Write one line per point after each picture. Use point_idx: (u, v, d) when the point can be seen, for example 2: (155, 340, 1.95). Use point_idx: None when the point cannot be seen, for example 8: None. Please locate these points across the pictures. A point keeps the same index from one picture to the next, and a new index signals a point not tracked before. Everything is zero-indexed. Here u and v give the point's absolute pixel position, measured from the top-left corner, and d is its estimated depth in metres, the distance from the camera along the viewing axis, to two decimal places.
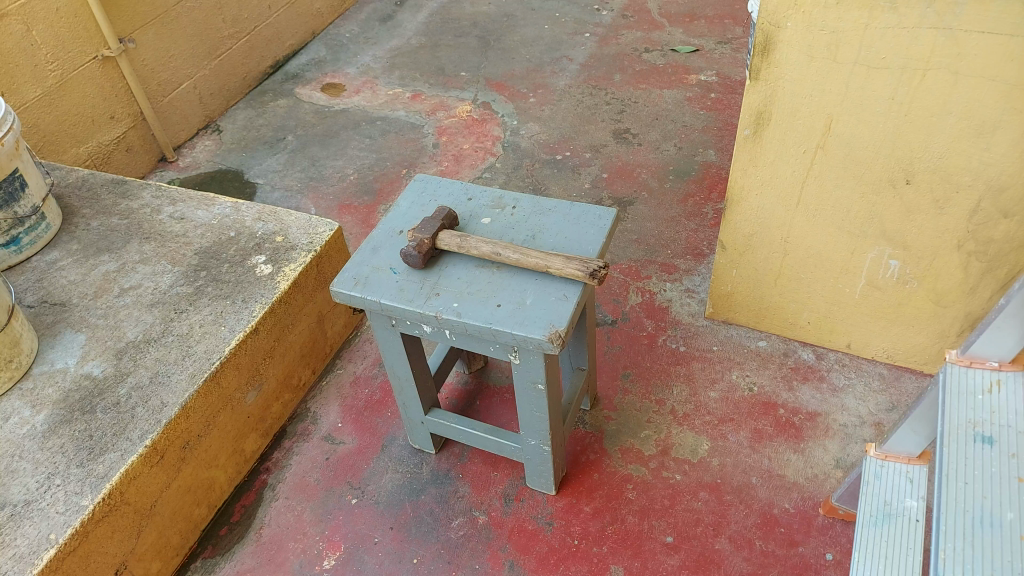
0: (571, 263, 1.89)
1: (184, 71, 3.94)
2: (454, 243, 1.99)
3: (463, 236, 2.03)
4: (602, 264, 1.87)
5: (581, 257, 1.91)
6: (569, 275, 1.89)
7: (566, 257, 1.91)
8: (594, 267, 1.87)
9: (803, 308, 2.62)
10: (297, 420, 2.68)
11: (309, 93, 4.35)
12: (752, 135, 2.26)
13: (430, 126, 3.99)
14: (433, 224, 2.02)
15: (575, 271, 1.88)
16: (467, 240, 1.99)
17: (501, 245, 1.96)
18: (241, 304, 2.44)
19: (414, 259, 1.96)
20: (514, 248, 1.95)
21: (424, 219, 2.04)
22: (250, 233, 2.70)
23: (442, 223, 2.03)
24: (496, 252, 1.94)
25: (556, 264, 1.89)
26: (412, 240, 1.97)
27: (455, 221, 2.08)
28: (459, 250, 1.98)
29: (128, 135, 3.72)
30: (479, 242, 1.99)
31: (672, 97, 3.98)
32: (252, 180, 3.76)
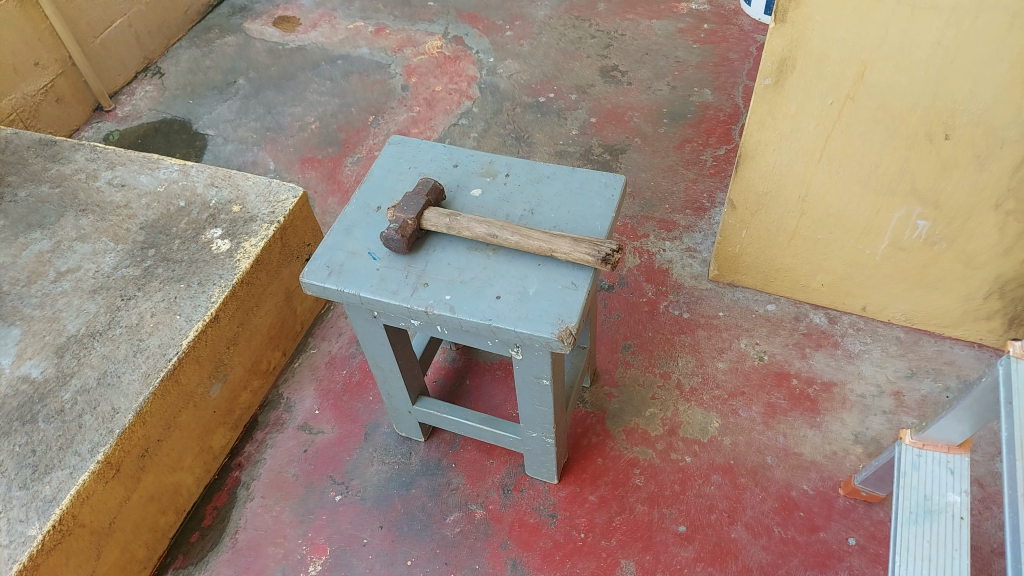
0: (579, 246, 1.64)
1: (116, 8, 3.48)
2: (442, 223, 1.72)
3: (451, 212, 1.76)
4: (617, 246, 1.63)
5: (591, 238, 1.66)
6: (576, 259, 1.65)
7: (573, 239, 1.66)
8: (606, 251, 1.62)
9: (817, 270, 2.41)
10: (268, 408, 2.44)
11: (261, 28, 3.92)
12: (772, 85, 1.99)
13: (398, 65, 3.61)
14: (416, 201, 1.74)
15: (584, 256, 1.64)
16: (457, 221, 1.72)
17: (496, 224, 1.70)
18: (197, 288, 2.15)
19: (396, 244, 1.70)
20: (512, 227, 1.69)
21: (405, 194, 1.76)
22: (202, 203, 2.38)
23: (426, 200, 1.75)
24: (491, 235, 1.69)
25: (563, 247, 1.65)
26: (392, 225, 1.70)
27: (441, 194, 1.80)
28: (448, 232, 1.73)
29: (57, 84, 3.30)
30: (471, 222, 1.72)
31: (662, 29, 3.65)
32: (202, 131, 3.39)
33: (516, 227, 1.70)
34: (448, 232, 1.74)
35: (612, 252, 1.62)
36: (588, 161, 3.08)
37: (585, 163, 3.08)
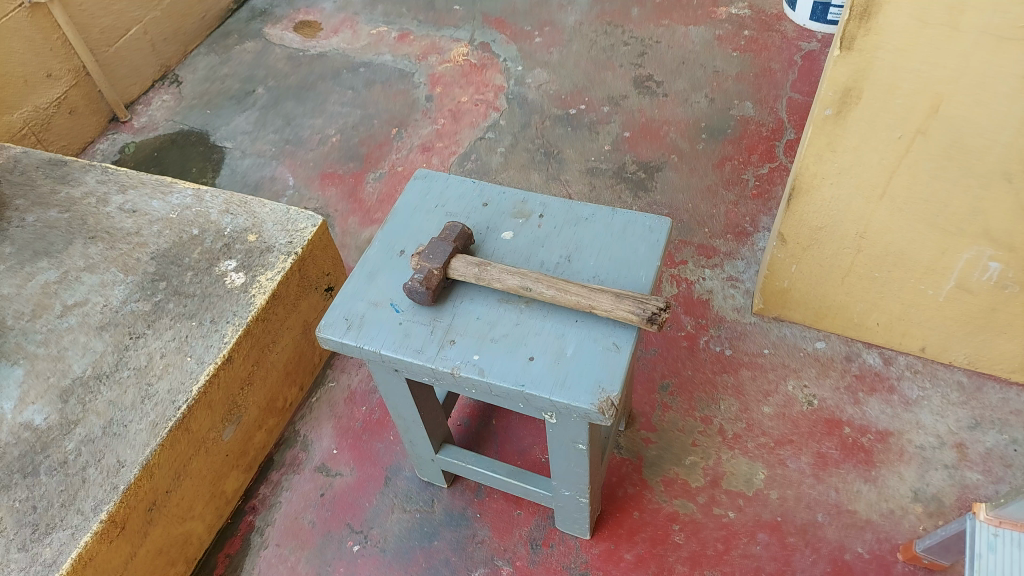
0: (622, 302, 1.49)
1: (130, 14, 3.36)
2: (471, 273, 1.58)
3: (480, 260, 1.62)
4: (664, 304, 1.47)
5: (634, 293, 1.51)
6: (618, 317, 1.49)
7: (615, 294, 1.50)
8: (652, 310, 1.46)
9: (872, 309, 2.24)
10: (285, 446, 2.31)
11: (280, 34, 3.78)
12: (834, 116, 1.81)
13: (422, 74, 3.46)
14: (443, 247, 1.60)
15: (627, 314, 1.48)
16: (487, 270, 1.58)
17: (530, 275, 1.55)
18: (209, 326, 2.02)
19: (421, 296, 1.56)
20: (547, 279, 1.54)
21: (431, 239, 1.62)
22: (217, 231, 2.25)
23: (453, 246, 1.61)
24: (524, 288, 1.54)
25: (603, 304, 1.49)
26: (415, 274, 1.56)
27: (469, 238, 1.66)
28: (477, 282, 1.58)
29: (69, 95, 3.19)
30: (502, 272, 1.58)
31: (699, 37, 3.46)
32: (219, 144, 3.27)
33: (552, 278, 1.55)
34: (477, 282, 1.59)
35: (659, 311, 1.47)
36: (622, 180, 2.92)
37: (619, 182, 2.92)
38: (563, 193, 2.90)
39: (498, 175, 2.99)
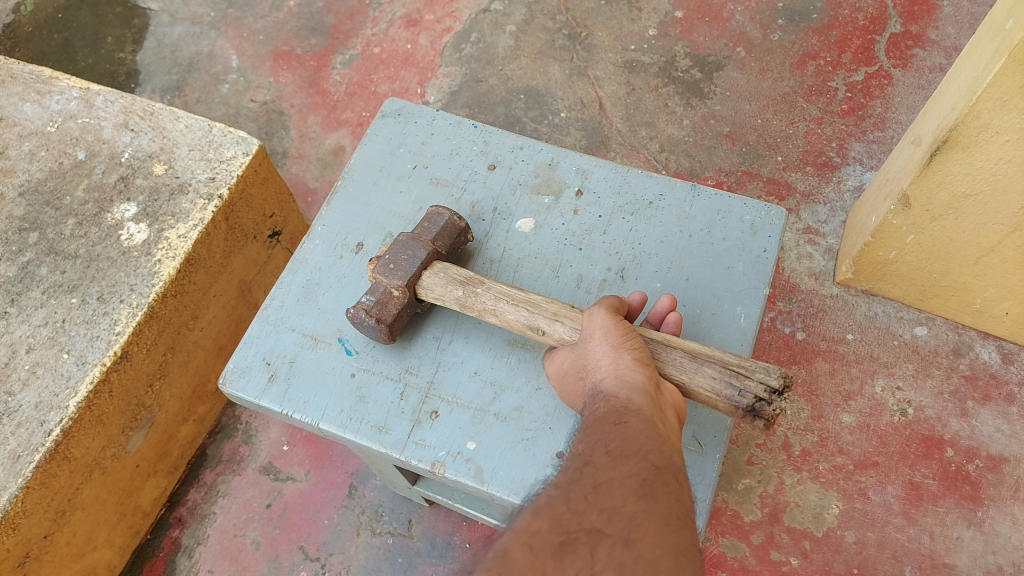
0: (701, 370, 0.96)
1: None
2: (452, 296, 1.08)
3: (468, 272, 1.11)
4: (784, 381, 0.91)
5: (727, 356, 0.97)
6: (695, 393, 0.97)
7: (692, 355, 0.98)
8: (751, 394, 0.92)
9: (1007, 296, 1.66)
10: (222, 437, 1.80)
11: None
12: None
13: None
14: (414, 249, 1.09)
15: (710, 394, 0.96)
16: (476, 293, 1.07)
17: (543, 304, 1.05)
18: (95, 307, 1.43)
19: (371, 331, 1.07)
20: (570, 314, 1.03)
21: (399, 236, 1.11)
22: (110, 156, 1.61)
23: (428, 254, 1.09)
24: (534, 330, 1.03)
25: (674, 371, 0.98)
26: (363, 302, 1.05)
27: (461, 234, 1.14)
28: (461, 310, 1.08)
29: None
30: (500, 298, 1.06)
31: None
32: (143, 2, 2.48)
33: (578, 313, 1.04)
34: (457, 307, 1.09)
35: (774, 390, 0.91)
36: (670, 80, 2.22)
37: (666, 82, 2.22)
38: (590, 95, 2.20)
39: (506, 65, 2.27)
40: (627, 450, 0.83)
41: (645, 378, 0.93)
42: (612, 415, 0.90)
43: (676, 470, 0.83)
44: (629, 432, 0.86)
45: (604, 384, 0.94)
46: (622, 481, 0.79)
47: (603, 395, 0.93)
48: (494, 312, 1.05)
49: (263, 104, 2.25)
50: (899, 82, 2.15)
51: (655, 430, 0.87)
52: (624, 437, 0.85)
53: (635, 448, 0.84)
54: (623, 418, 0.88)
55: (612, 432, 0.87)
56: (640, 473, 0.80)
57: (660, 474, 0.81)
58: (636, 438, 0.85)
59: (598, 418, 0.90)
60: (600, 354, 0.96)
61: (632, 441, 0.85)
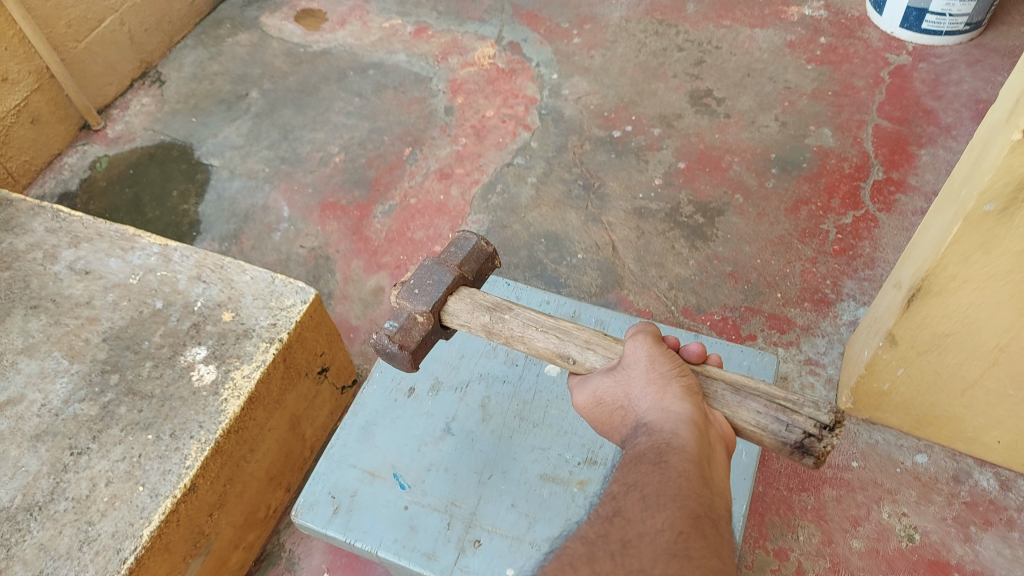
0: (749, 406, 1.13)
1: (103, 4, 2.78)
2: (483, 322, 1.29)
3: (492, 300, 1.32)
4: (836, 417, 1.07)
5: (776, 390, 1.13)
6: (740, 424, 1.13)
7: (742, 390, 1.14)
8: (796, 429, 1.08)
9: (994, 425, 1.80)
10: (267, 565, 1.92)
11: (279, 25, 3.19)
12: (995, 213, 1.38)
13: (441, 79, 2.95)
14: (441, 273, 1.34)
15: (758, 427, 1.11)
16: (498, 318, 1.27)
17: (569, 331, 1.24)
18: (168, 443, 1.61)
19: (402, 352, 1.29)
20: (597, 341, 1.21)
21: (426, 265, 1.35)
22: (184, 305, 1.83)
23: (454, 278, 1.33)
24: (563, 350, 1.22)
25: (726, 405, 1.14)
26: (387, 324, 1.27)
27: (478, 262, 1.39)
28: (494, 334, 1.28)
29: (31, 102, 2.65)
30: (528, 324, 1.26)
31: (766, 41, 2.95)
32: (205, 160, 2.78)
33: (608, 342, 1.22)
34: (484, 330, 1.31)
35: (826, 425, 1.07)
36: (676, 224, 2.46)
37: (672, 226, 2.46)
38: (605, 239, 2.44)
39: (528, 212, 2.53)
40: (666, 498, 0.95)
41: (691, 414, 1.06)
42: (651, 455, 1.02)
43: (713, 518, 0.93)
44: (671, 475, 0.97)
45: (649, 419, 1.08)
46: (656, 535, 0.91)
47: (647, 429, 1.07)
48: (518, 336, 1.26)
49: (310, 250, 2.51)
50: (884, 224, 2.38)
51: (693, 475, 0.98)
52: (664, 482, 0.97)
53: (674, 493, 0.95)
54: (664, 458, 1.00)
55: (651, 474, 0.99)
56: (675, 523, 0.91)
57: (698, 523, 0.92)
58: (675, 480, 0.97)
59: (639, 455, 1.03)
60: (648, 389, 1.11)
61: (672, 484, 0.96)
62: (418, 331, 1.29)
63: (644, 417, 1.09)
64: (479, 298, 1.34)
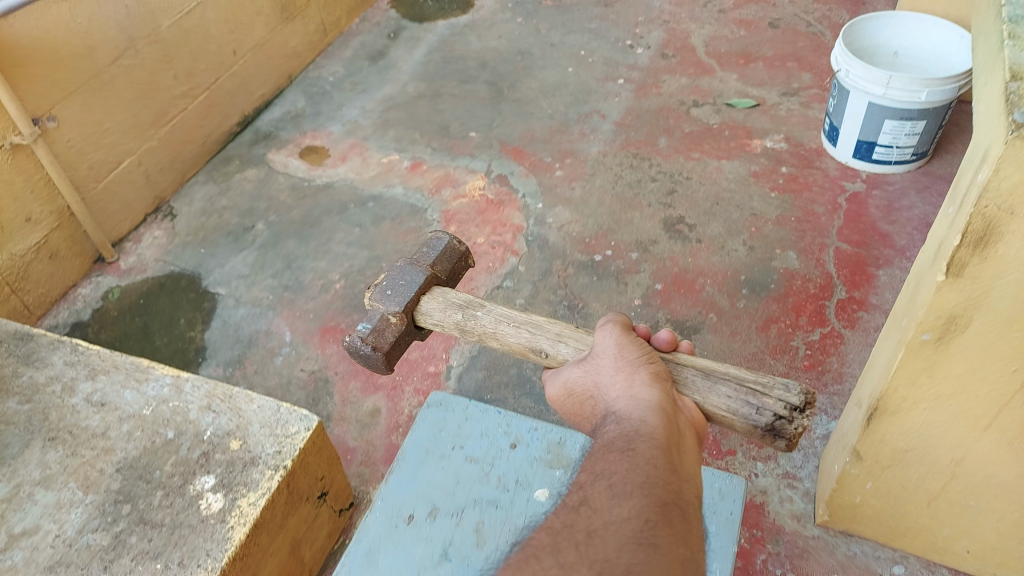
0: (721, 393, 1.34)
1: (123, 147, 2.99)
2: (456, 320, 1.63)
3: (461, 302, 1.66)
4: (805, 398, 1.27)
5: (746, 374, 1.34)
6: (710, 410, 1.36)
7: (714, 380, 1.36)
8: (766, 412, 1.30)
9: (961, 535, 1.90)
10: None
11: (285, 161, 3.43)
12: (933, 341, 1.54)
13: (434, 210, 3.18)
14: (411, 275, 1.70)
15: (732, 410, 1.33)
16: (473, 316, 1.61)
17: (541, 327, 1.54)
18: (176, 571, 1.69)
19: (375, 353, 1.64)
20: (566, 335, 1.50)
21: (397, 269, 1.72)
22: (195, 434, 1.95)
23: (424, 278, 1.70)
24: (533, 344, 1.53)
25: (705, 397, 1.36)
26: (359, 329, 1.63)
27: (445, 265, 1.77)
28: (464, 330, 1.62)
29: (51, 239, 2.80)
30: (498, 321, 1.59)
31: (732, 172, 3.21)
32: (213, 289, 2.94)
33: (578, 336, 1.50)
34: (456, 326, 1.65)
35: (796, 405, 1.28)
36: None
37: None
38: None
39: None
40: (633, 488, 1.15)
41: (657, 401, 1.28)
42: (618, 443, 1.24)
43: (673, 501, 1.15)
44: (638, 464, 1.18)
45: (618, 407, 1.30)
46: (624, 523, 1.12)
47: (616, 418, 1.29)
48: (493, 332, 1.58)
49: (311, 373, 2.64)
50: (850, 340, 2.55)
51: (657, 463, 1.19)
52: (631, 471, 1.17)
53: (639, 482, 1.16)
54: (631, 447, 1.21)
55: (620, 461, 1.19)
56: (642, 512, 1.12)
57: (662, 510, 1.13)
58: (640, 469, 1.17)
59: (610, 443, 1.25)
60: (616, 380, 1.33)
61: (637, 474, 1.17)
62: (389, 333, 1.64)
63: (615, 401, 1.32)
64: (449, 299, 1.69)
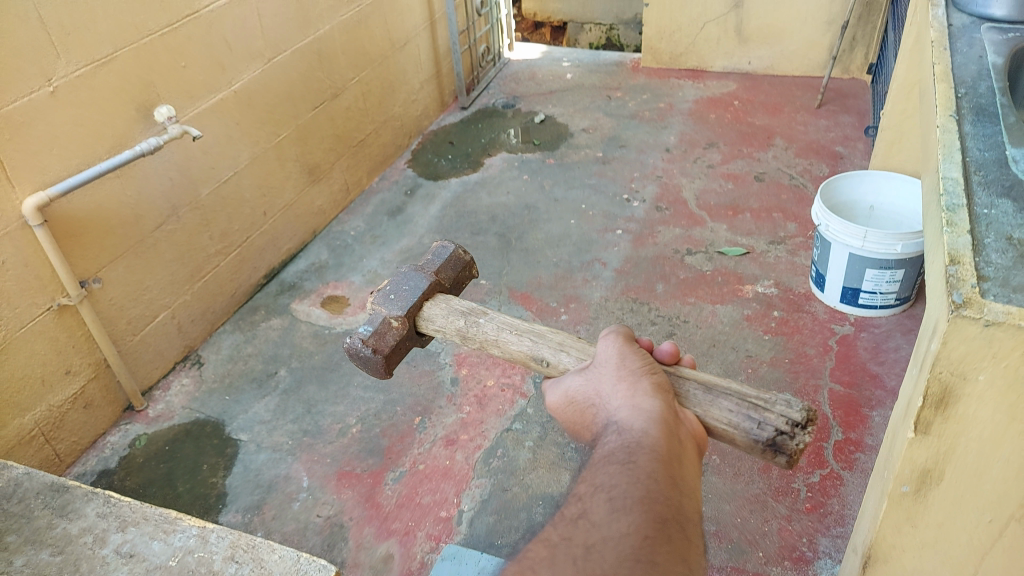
0: (723, 407, 1.51)
1: (160, 301, 3.23)
2: (460, 326, 1.95)
3: (467, 308, 1.98)
4: (805, 414, 1.44)
5: (748, 391, 1.51)
6: (710, 425, 1.53)
7: (721, 393, 1.53)
8: (770, 428, 1.46)
9: None
10: None
11: (307, 310, 3.66)
12: (911, 492, 1.65)
13: (448, 354, 3.36)
14: (414, 283, 2.04)
15: (734, 425, 1.50)
16: (477, 323, 1.92)
17: (539, 336, 1.80)
18: None
19: (370, 355, 1.95)
20: (559, 343, 1.76)
21: (401, 276, 2.06)
22: None
23: (426, 286, 2.04)
24: (525, 349, 1.81)
25: (710, 410, 1.52)
26: (361, 332, 1.94)
27: (445, 273, 2.13)
28: (468, 336, 1.93)
29: (87, 389, 2.97)
30: (498, 328, 1.88)
31: (727, 315, 3.41)
32: (236, 434, 3.07)
33: (579, 345, 1.75)
34: (461, 334, 1.96)
35: (797, 421, 1.44)
36: None
37: None
38: None
39: (526, 474, 2.80)
40: (632, 503, 1.22)
41: (660, 414, 1.42)
42: (618, 456, 1.34)
43: (671, 517, 1.22)
44: (637, 481, 1.26)
45: (620, 419, 1.43)
46: (624, 535, 1.17)
47: (618, 429, 1.42)
48: (495, 338, 1.87)
49: (327, 517, 2.73)
50: (848, 481, 2.65)
51: (653, 478, 1.27)
52: (629, 484, 1.26)
53: (638, 497, 1.23)
54: (632, 460, 1.31)
55: (620, 475, 1.28)
56: (641, 528, 1.18)
57: (662, 526, 1.19)
58: (640, 483, 1.26)
59: (608, 457, 1.34)
60: (622, 394, 1.47)
61: (637, 489, 1.25)
62: (389, 337, 1.96)
63: (619, 411, 1.45)
64: (454, 308, 2.01)
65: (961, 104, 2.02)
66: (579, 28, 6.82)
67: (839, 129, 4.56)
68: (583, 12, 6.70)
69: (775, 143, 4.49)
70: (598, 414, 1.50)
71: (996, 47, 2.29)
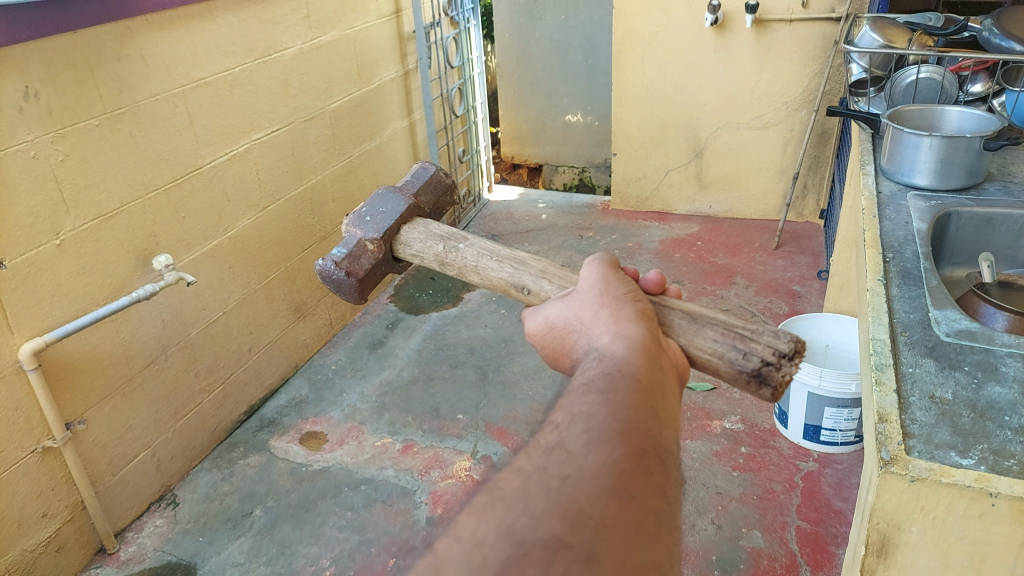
0: (711, 336, 1.66)
1: (142, 440, 3.29)
2: (444, 252, 2.25)
3: (452, 235, 2.28)
4: (792, 345, 1.60)
5: (734, 322, 1.67)
6: (697, 354, 1.67)
7: (709, 322, 1.68)
8: (756, 357, 1.62)
9: None
10: None
11: (286, 446, 3.71)
12: None
13: (423, 491, 3.40)
14: (391, 207, 2.44)
15: (719, 353, 1.65)
16: (460, 251, 2.18)
17: (522, 264, 2.00)
18: None
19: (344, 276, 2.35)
20: (541, 272, 1.94)
21: (381, 197, 2.45)
22: None
23: (402, 210, 2.44)
24: (504, 276, 2.03)
25: (695, 338, 1.67)
26: (337, 255, 2.34)
27: (422, 201, 2.57)
28: (453, 264, 2.20)
29: (62, 532, 2.97)
30: (481, 255, 2.13)
31: (697, 451, 3.52)
32: None
33: (563, 275, 1.92)
34: (447, 262, 2.24)
35: (784, 352, 1.60)
36: None
37: None
38: None
39: None
40: (611, 436, 1.13)
41: (639, 350, 1.41)
42: (592, 392, 1.25)
43: (649, 454, 1.13)
44: (616, 412, 1.18)
45: (602, 349, 1.43)
46: (607, 464, 1.07)
47: (598, 357, 1.41)
48: (476, 266, 2.12)
49: None
50: None
51: (630, 415, 1.19)
52: (607, 415, 1.18)
53: (618, 430, 1.14)
54: (609, 394, 1.24)
55: (599, 407, 1.19)
56: (622, 460, 1.08)
57: (642, 459, 1.11)
58: (619, 413, 1.18)
59: (586, 390, 1.26)
60: (606, 324, 1.51)
61: (615, 419, 1.16)
62: (364, 259, 2.36)
63: (599, 338, 1.47)
64: (437, 232, 2.36)
65: (889, 268, 2.25)
66: (554, 170, 7.25)
67: (796, 269, 4.85)
68: (558, 156, 7.17)
69: (736, 282, 4.77)
70: (580, 341, 1.53)
71: (921, 214, 2.56)
